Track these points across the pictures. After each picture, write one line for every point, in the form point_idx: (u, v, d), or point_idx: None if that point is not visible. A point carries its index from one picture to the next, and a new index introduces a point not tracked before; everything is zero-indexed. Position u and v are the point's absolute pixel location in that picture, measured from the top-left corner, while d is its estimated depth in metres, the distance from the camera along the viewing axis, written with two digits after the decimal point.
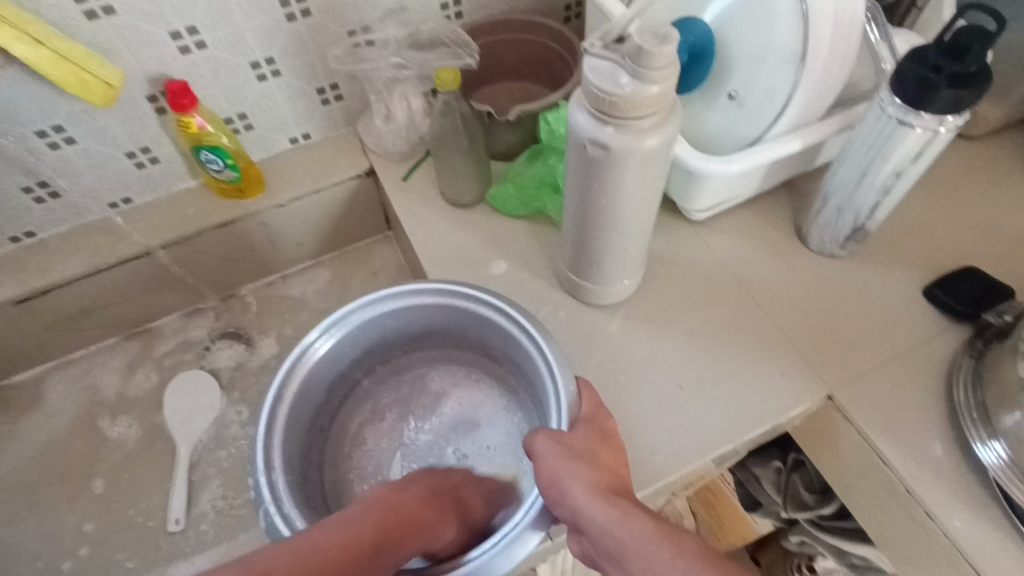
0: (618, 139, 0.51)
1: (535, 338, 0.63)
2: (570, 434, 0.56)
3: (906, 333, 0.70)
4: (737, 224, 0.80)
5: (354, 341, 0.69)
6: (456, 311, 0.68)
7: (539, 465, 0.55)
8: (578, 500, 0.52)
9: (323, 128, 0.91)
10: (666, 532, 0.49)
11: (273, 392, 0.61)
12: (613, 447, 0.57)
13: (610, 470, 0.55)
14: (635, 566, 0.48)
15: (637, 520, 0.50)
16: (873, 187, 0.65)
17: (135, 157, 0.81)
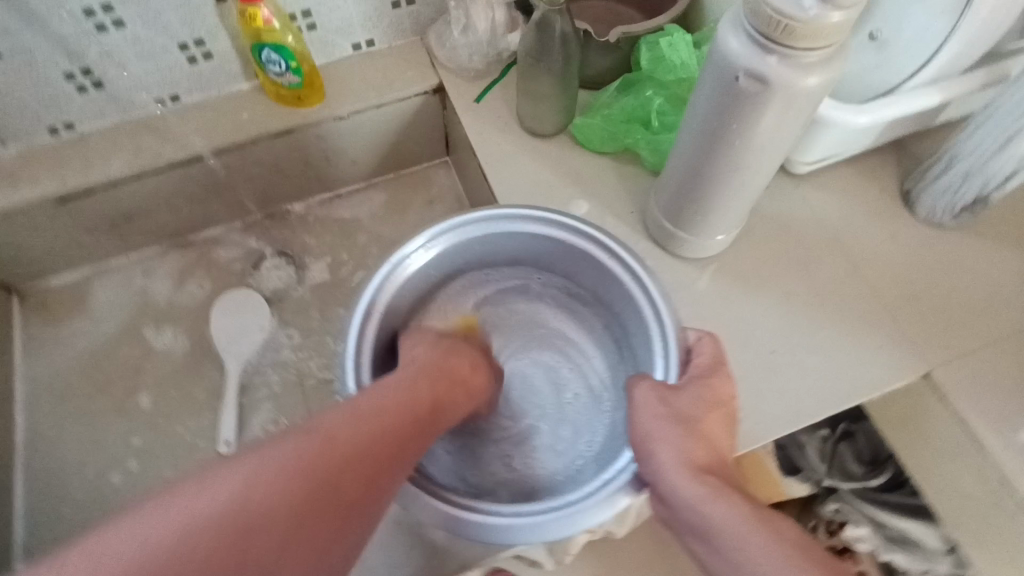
0: (779, 73, 0.44)
1: (641, 274, 0.59)
2: (677, 394, 0.53)
3: (1014, 315, 0.66)
4: (838, 181, 0.74)
5: (440, 265, 0.64)
6: (552, 244, 0.64)
7: (635, 421, 0.52)
8: (666, 467, 0.49)
9: (390, 36, 0.82)
10: (767, 517, 0.44)
11: (363, 309, 0.57)
12: (718, 416, 0.53)
13: (711, 444, 0.51)
14: (723, 547, 0.44)
15: (735, 503, 0.45)
16: (1014, 157, 0.59)
17: (187, 50, 0.74)
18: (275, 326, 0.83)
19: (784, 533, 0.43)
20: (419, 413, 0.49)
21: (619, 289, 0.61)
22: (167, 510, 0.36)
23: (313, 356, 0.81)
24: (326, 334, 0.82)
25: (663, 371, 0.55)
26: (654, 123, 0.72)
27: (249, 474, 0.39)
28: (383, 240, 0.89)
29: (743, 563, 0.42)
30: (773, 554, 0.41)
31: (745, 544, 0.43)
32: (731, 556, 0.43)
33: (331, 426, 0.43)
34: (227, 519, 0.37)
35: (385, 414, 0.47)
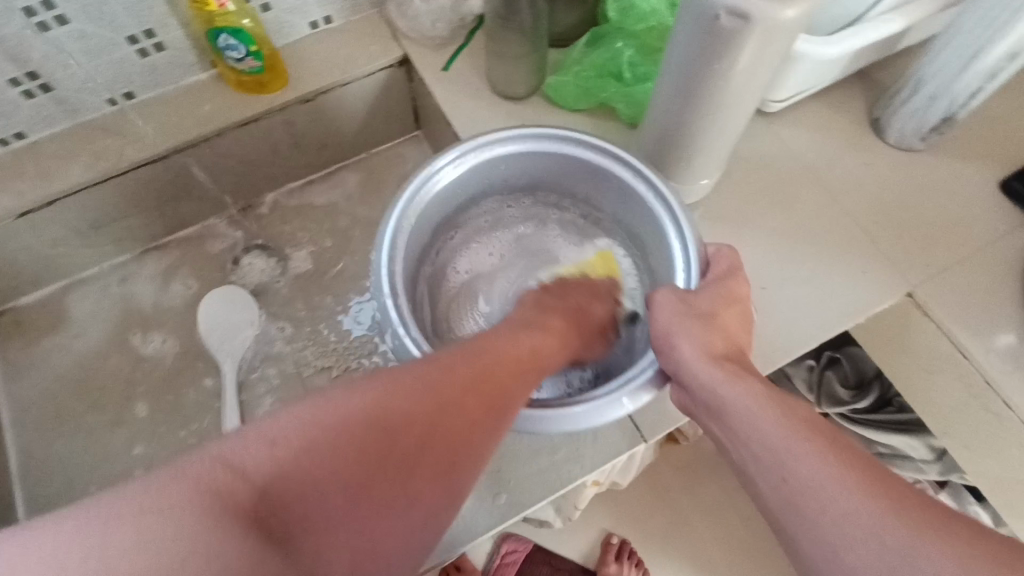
0: (760, 7, 0.44)
1: (661, 187, 0.58)
2: (695, 296, 0.53)
3: (986, 227, 0.69)
4: (809, 115, 0.75)
5: (468, 179, 0.62)
6: (578, 166, 0.62)
7: (655, 320, 0.53)
8: (686, 356, 0.49)
9: (346, 11, 0.80)
10: (777, 395, 0.45)
11: (395, 220, 0.54)
12: (735, 312, 0.53)
13: (728, 334, 0.52)
14: (735, 424, 0.45)
15: (751, 386, 0.46)
16: (979, 74, 0.61)
17: (137, 43, 0.70)
18: (265, 320, 0.81)
19: (792, 408, 0.43)
20: (515, 364, 0.46)
21: (640, 209, 0.61)
22: (274, 433, 0.36)
23: (309, 345, 0.80)
24: (319, 322, 0.81)
25: (685, 279, 0.56)
26: (626, 75, 0.72)
27: (342, 405, 0.38)
28: (364, 221, 0.88)
29: (748, 434, 0.44)
30: (776, 425, 0.42)
31: (756, 420, 0.43)
32: (738, 429, 0.45)
33: (425, 375, 0.42)
34: (322, 449, 0.36)
35: (480, 363, 0.44)
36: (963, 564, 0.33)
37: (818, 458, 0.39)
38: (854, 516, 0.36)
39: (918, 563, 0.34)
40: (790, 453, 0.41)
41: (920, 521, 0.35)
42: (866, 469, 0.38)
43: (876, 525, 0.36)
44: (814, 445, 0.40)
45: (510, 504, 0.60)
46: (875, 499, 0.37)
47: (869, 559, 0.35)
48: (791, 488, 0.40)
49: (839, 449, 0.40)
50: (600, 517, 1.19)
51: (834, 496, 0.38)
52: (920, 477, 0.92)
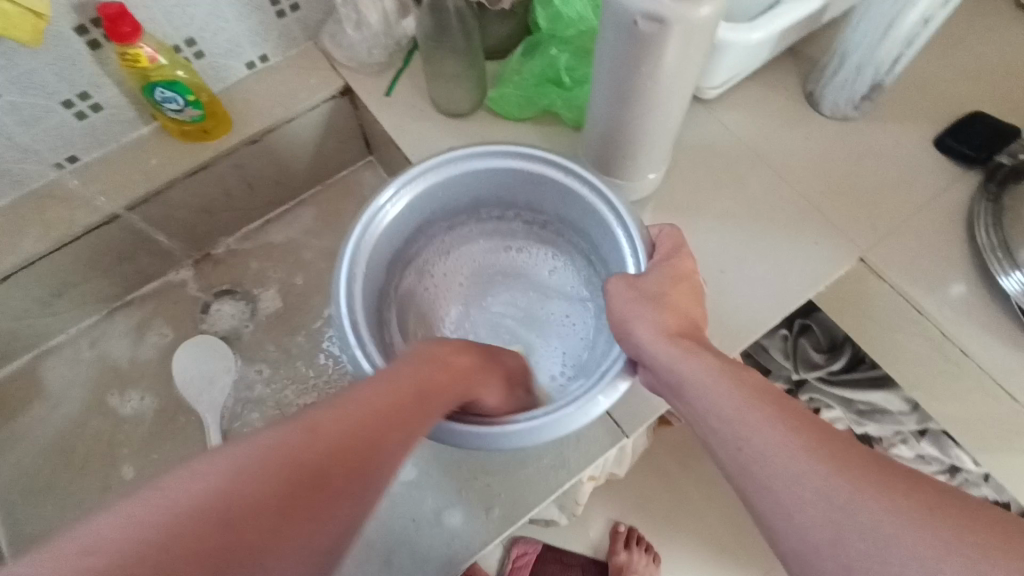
0: (675, 9, 0.46)
1: (599, 187, 0.59)
2: (644, 278, 0.55)
3: (925, 185, 0.72)
4: (746, 97, 0.77)
5: (411, 214, 0.62)
6: (518, 180, 0.62)
7: (615, 311, 0.55)
8: (642, 339, 0.52)
9: (282, 47, 0.80)
10: (731, 369, 0.47)
11: (346, 268, 0.55)
12: (686, 289, 0.55)
13: (683, 311, 0.54)
14: (691, 398, 0.47)
15: (703, 359, 0.48)
16: (897, 40, 0.63)
17: (73, 106, 0.70)
18: (242, 365, 0.81)
19: (744, 379, 0.46)
20: (424, 384, 0.47)
21: (582, 209, 0.62)
22: (177, 484, 0.34)
23: (288, 384, 0.80)
24: (295, 359, 0.82)
25: (635, 267, 0.58)
26: (565, 80, 0.73)
27: (242, 447, 0.37)
28: (328, 252, 0.88)
29: (705, 407, 0.46)
30: (730, 397, 0.45)
31: (709, 393, 0.46)
32: (696, 403, 0.47)
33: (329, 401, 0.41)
34: (225, 498, 0.34)
35: (391, 390, 0.44)
36: (899, 514, 0.35)
37: (769, 426, 0.42)
38: (803, 478, 0.39)
39: (858, 516, 0.36)
40: (744, 423, 0.43)
41: (863, 478, 0.37)
42: (813, 433, 0.41)
43: (821, 484, 0.38)
44: (766, 414, 0.43)
45: (502, 518, 0.62)
46: (822, 460, 0.39)
47: (817, 516, 0.37)
48: (747, 456, 0.42)
49: (789, 416, 0.42)
50: (605, 508, 1.21)
51: (785, 459, 0.40)
52: (901, 429, 0.94)
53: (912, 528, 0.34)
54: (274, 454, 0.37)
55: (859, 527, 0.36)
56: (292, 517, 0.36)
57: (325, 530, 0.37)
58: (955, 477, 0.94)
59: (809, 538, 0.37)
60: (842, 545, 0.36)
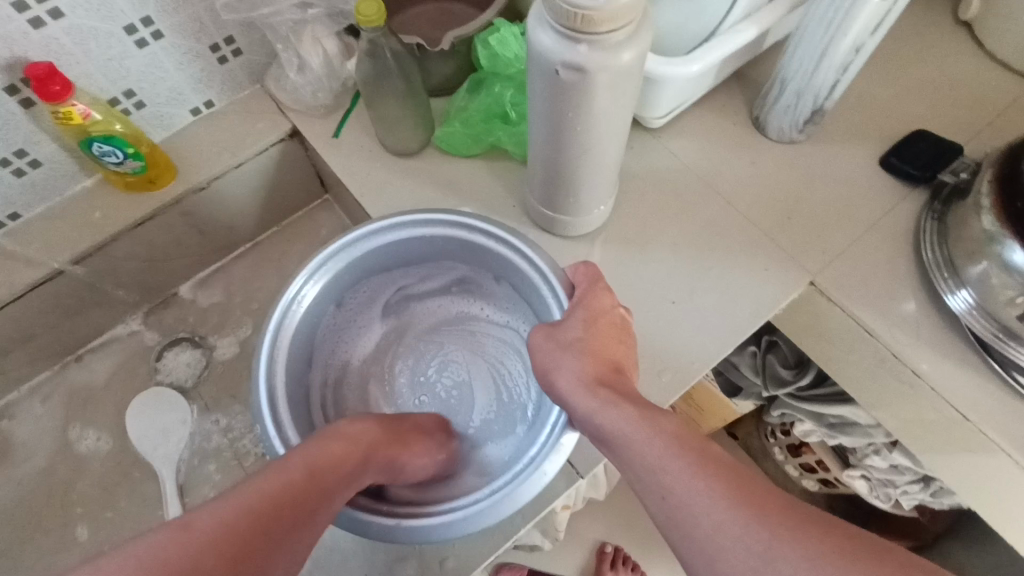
0: (593, 58, 0.46)
1: (506, 237, 0.61)
2: (561, 325, 0.56)
3: (874, 205, 0.72)
4: (694, 124, 0.78)
5: (323, 302, 0.63)
6: (427, 241, 0.64)
7: (544, 364, 0.55)
8: (567, 390, 0.51)
9: (227, 92, 0.79)
10: (651, 415, 0.46)
11: (264, 377, 0.55)
12: (605, 326, 0.55)
13: (606, 355, 0.53)
14: (621, 452, 0.46)
15: (623, 407, 0.47)
16: (833, 67, 0.64)
17: (10, 165, 0.69)
18: (198, 415, 0.80)
19: (661, 425, 0.45)
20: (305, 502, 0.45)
21: (491, 255, 0.63)
22: None
23: (245, 433, 0.79)
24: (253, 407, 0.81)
25: (560, 311, 0.59)
26: (511, 115, 0.73)
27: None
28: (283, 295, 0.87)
29: (630, 459, 0.45)
30: (653, 446, 0.43)
31: (632, 443, 0.45)
32: (622, 455, 0.46)
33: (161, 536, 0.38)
34: None
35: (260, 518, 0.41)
36: (816, 563, 0.34)
37: (690, 474, 0.40)
38: (722, 527, 0.37)
39: (776, 564, 0.35)
40: (667, 472, 0.41)
41: (779, 523, 0.36)
42: (735, 478, 0.39)
43: (739, 534, 0.36)
44: (689, 459, 0.41)
45: (456, 567, 0.61)
46: (739, 506, 0.38)
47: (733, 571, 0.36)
48: (671, 506, 0.40)
49: (708, 460, 0.41)
50: (591, 530, 1.20)
51: (704, 508, 0.38)
52: (872, 441, 0.90)
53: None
54: (177, 553, 0.37)
55: None
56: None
57: None
58: (929, 487, 0.91)
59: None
60: None
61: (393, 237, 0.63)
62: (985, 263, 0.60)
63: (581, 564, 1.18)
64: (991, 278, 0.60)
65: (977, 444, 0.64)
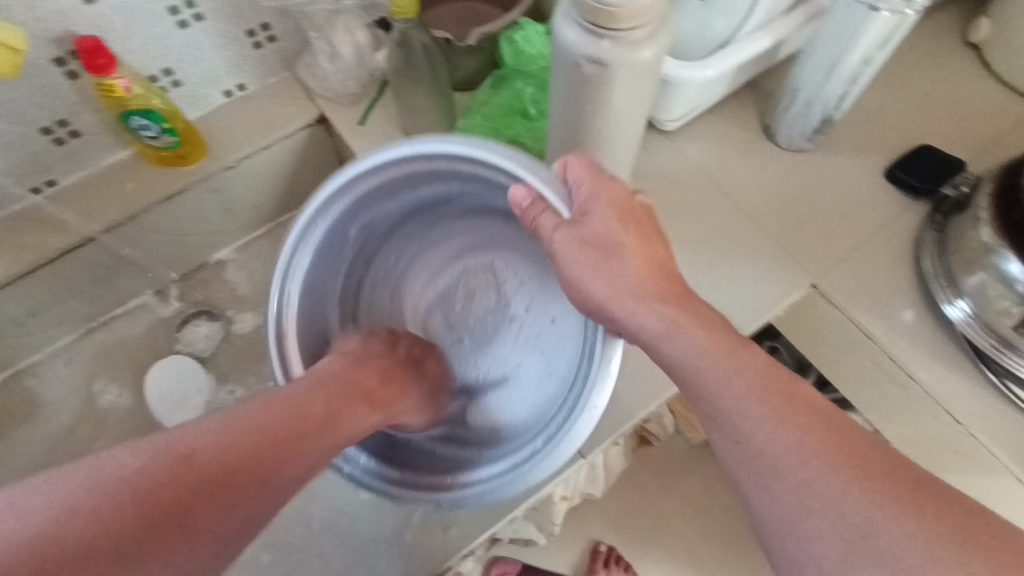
0: (615, 53, 0.49)
1: (484, 157, 0.52)
2: (586, 219, 0.50)
3: (877, 214, 0.74)
4: (707, 128, 0.80)
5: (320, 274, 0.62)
6: (401, 177, 0.58)
7: (581, 282, 0.51)
8: (630, 312, 0.48)
9: (259, 77, 0.83)
10: (732, 347, 0.44)
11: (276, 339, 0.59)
12: (636, 221, 0.52)
13: (654, 262, 0.51)
14: (691, 380, 0.44)
15: (696, 332, 0.45)
16: (842, 78, 0.66)
17: (51, 133, 0.73)
18: (214, 385, 0.83)
19: (746, 366, 0.42)
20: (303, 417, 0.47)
21: (474, 176, 0.56)
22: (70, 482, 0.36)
23: None
24: (266, 380, 0.84)
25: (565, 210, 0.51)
26: (531, 111, 0.76)
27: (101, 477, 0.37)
28: None
29: (702, 394, 0.43)
30: (727, 390, 0.42)
31: (704, 372, 0.43)
32: (692, 390, 0.44)
33: (121, 472, 0.38)
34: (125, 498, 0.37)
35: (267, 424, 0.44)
36: (919, 539, 0.33)
37: (775, 422, 0.39)
38: (813, 488, 0.37)
39: (874, 537, 0.34)
40: (744, 417, 0.40)
41: (854, 471, 0.36)
42: (819, 419, 0.39)
43: (816, 480, 0.37)
44: (770, 401, 0.40)
45: None
46: (817, 453, 0.37)
47: (810, 520, 0.36)
48: (744, 449, 0.40)
49: (799, 409, 0.40)
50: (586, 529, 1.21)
51: (793, 460, 0.38)
52: None
53: (901, 533, 0.34)
54: (179, 469, 0.39)
55: (872, 546, 0.34)
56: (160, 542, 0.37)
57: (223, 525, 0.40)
58: None
59: (801, 538, 0.37)
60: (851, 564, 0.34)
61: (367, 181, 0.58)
62: (983, 273, 0.62)
63: (575, 560, 1.19)
64: (987, 288, 0.62)
65: (969, 449, 0.66)
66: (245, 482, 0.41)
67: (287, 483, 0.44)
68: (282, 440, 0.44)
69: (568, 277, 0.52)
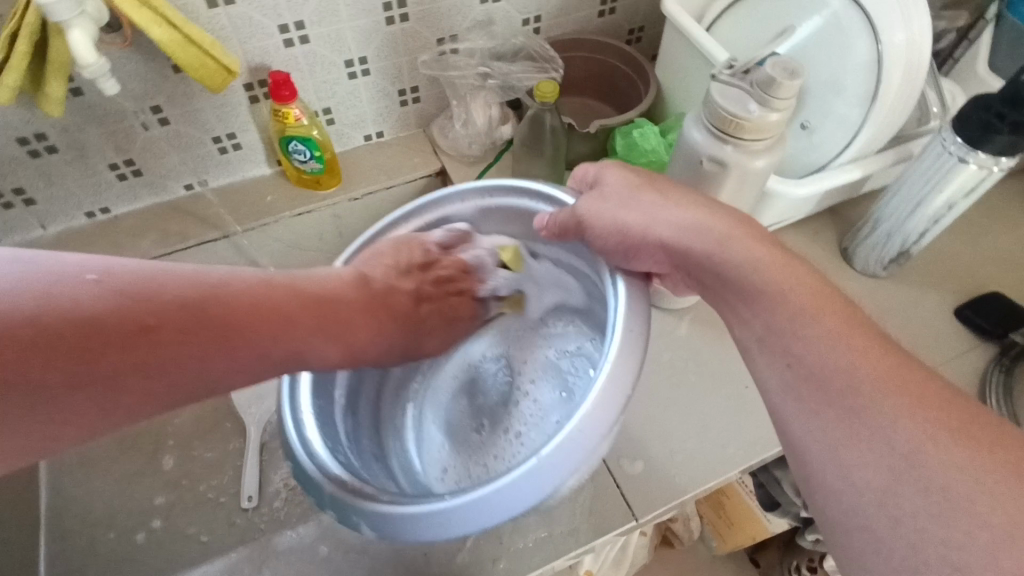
0: (735, 156, 0.57)
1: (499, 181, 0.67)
2: (603, 181, 0.57)
3: (945, 348, 0.78)
4: (788, 241, 0.87)
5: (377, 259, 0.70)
6: (454, 215, 0.70)
7: (618, 219, 0.54)
8: (663, 234, 0.52)
9: (396, 128, 0.95)
10: (779, 262, 0.47)
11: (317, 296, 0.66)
12: (663, 176, 0.57)
13: (692, 197, 0.54)
14: (751, 299, 0.47)
15: (753, 248, 0.48)
16: (924, 217, 0.73)
17: (219, 142, 0.85)
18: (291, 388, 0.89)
19: (797, 274, 0.46)
20: (301, 304, 0.51)
21: (508, 209, 0.68)
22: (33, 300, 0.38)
23: None
24: None
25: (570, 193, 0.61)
26: None
27: (49, 298, 0.39)
28: None
29: (756, 310, 0.46)
30: (778, 311, 0.45)
31: (762, 277, 0.47)
32: (743, 301, 0.48)
33: (83, 308, 0.40)
34: (50, 329, 0.38)
35: (243, 297, 0.48)
36: (978, 475, 0.34)
37: (838, 345, 0.41)
38: (871, 414, 0.38)
39: (927, 469, 0.35)
40: (799, 337, 0.43)
41: (911, 399, 0.38)
42: (879, 352, 0.41)
43: (870, 400, 0.38)
44: (822, 322, 0.43)
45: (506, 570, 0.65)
46: (869, 377, 0.39)
47: (855, 441, 0.38)
48: (801, 369, 0.42)
49: (854, 331, 0.42)
50: None
51: (856, 377, 0.40)
52: None
53: (954, 466, 0.35)
54: (92, 321, 0.40)
55: (923, 473, 0.35)
56: (70, 372, 0.38)
57: (104, 395, 0.40)
58: None
59: (846, 457, 0.38)
60: (902, 496, 0.35)
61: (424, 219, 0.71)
62: None
63: None
64: None
65: None
66: (234, 332, 0.46)
67: (198, 365, 0.44)
68: (257, 315, 0.48)
69: (604, 225, 0.55)
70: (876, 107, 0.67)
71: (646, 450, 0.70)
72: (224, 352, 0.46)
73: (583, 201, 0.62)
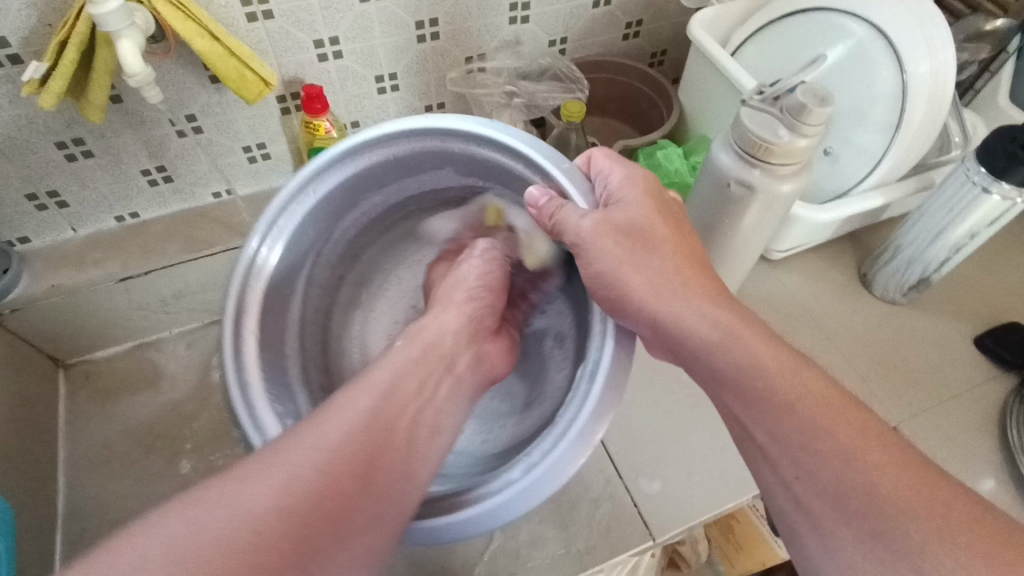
0: (762, 180, 0.58)
1: (493, 132, 0.58)
2: (613, 211, 0.54)
3: (964, 376, 0.78)
4: (806, 264, 0.88)
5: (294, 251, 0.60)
6: (401, 160, 0.61)
7: (619, 275, 0.52)
8: (665, 310, 0.50)
9: None
10: (789, 360, 0.46)
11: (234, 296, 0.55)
12: (673, 219, 0.55)
13: (694, 260, 0.53)
14: (749, 388, 0.46)
15: (754, 340, 0.47)
16: (946, 245, 0.73)
17: (249, 152, 0.87)
18: None
19: (808, 379, 0.45)
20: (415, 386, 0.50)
21: (483, 161, 0.60)
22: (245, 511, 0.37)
23: None
24: None
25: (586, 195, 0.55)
26: None
27: (260, 502, 0.38)
28: None
29: (760, 403, 0.45)
30: (785, 419, 0.44)
31: (765, 373, 0.46)
32: (734, 392, 0.47)
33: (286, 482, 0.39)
34: (280, 519, 0.37)
35: (378, 399, 0.47)
36: None
37: (834, 434, 0.42)
38: (883, 513, 0.39)
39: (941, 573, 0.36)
40: (801, 431, 0.43)
41: (921, 502, 0.39)
42: (880, 449, 0.41)
43: (868, 490, 0.40)
44: (832, 421, 0.43)
45: None
46: (874, 476, 0.40)
47: (848, 529, 0.40)
48: (805, 472, 0.42)
49: (862, 436, 0.42)
50: None
51: (856, 480, 0.40)
52: None
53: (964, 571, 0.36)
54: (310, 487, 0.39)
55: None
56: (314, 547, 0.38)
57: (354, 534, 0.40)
58: None
59: (833, 548, 0.40)
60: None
61: (367, 162, 0.60)
62: None
63: None
64: None
65: None
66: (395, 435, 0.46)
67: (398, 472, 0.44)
68: (399, 409, 0.47)
69: (604, 272, 0.53)
70: (900, 135, 0.68)
71: (664, 469, 0.71)
72: (399, 450, 0.45)
73: (591, 194, 0.56)
